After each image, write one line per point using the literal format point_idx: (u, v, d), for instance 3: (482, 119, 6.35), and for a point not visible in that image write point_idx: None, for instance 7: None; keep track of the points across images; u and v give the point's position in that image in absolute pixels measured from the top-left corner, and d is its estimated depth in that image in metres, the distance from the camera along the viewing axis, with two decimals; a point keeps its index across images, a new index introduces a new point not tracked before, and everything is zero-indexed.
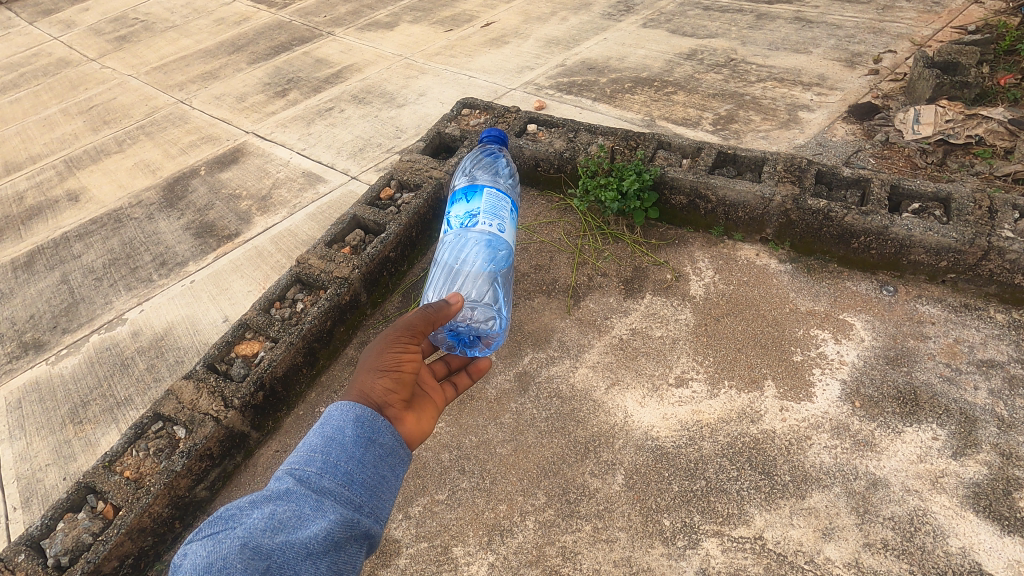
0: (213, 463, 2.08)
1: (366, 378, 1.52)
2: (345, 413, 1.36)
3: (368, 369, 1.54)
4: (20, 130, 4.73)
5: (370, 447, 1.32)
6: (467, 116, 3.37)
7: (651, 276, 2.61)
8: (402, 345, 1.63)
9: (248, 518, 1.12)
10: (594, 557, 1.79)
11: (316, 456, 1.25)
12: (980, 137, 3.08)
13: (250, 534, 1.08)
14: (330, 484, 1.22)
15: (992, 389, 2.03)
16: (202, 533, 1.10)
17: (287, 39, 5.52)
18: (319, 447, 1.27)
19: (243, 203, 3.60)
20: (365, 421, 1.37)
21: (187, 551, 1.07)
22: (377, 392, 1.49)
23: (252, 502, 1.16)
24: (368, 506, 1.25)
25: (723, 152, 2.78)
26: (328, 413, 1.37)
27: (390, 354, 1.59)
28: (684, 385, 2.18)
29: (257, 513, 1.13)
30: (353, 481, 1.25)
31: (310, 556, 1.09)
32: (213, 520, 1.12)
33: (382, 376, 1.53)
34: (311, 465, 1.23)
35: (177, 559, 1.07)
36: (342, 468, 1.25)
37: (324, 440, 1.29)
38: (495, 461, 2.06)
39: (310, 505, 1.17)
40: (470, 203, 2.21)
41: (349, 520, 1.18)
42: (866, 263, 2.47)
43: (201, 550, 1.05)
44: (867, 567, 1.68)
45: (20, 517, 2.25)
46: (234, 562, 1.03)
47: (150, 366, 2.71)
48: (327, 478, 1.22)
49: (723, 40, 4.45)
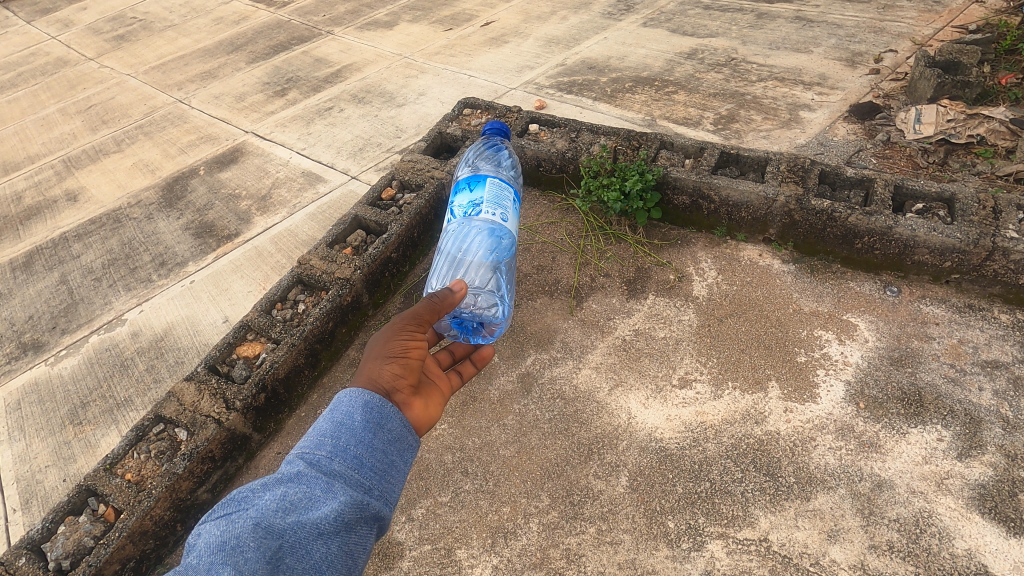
0: (215, 466, 2.07)
1: (374, 365, 1.51)
2: (354, 399, 1.36)
3: (375, 356, 1.53)
4: (19, 129, 4.72)
5: (379, 432, 1.32)
6: (468, 115, 3.36)
7: (654, 277, 2.60)
8: (409, 333, 1.62)
9: (260, 499, 1.12)
10: (599, 559, 1.78)
11: (327, 440, 1.25)
12: (982, 136, 3.07)
13: (262, 514, 1.09)
14: (341, 467, 1.22)
15: (996, 390, 2.02)
16: (215, 513, 1.10)
17: (286, 38, 5.50)
18: (328, 432, 1.27)
19: (243, 203, 3.59)
20: (375, 406, 1.36)
21: (200, 531, 1.09)
22: (386, 377, 1.48)
23: (263, 483, 1.16)
24: (378, 489, 1.25)
25: (726, 152, 2.77)
26: (338, 399, 1.36)
27: (397, 342, 1.57)
28: (688, 386, 2.18)
29: (269, 494, 1.13)
30: (363, 465, 1.25)
31: (322, 536, 1.10)
32: (225, 501, 1.12)
33: (390, 362, 1.52)
34: (321, 448, 1.23)
35: (192, 538, 1.08)
36: (351, 451, 1.25)
37: (334, 424, 1.29)
38: (498, 463, 2.05)
39: (320, 487, 1.17)
40: (474, 192, 2.28)
41: (359, 502, 1.18)
42: (870, 264, 2.46)
43: (215, 530, 1.07)
44: (873, 569, 1.68)
45: (20, 519, 2.24)
46: (246, 541, 1.05)
47: (150, 368, 2.70)
48: (337, 461, 1.22)
49: (724, 39, 4.45)
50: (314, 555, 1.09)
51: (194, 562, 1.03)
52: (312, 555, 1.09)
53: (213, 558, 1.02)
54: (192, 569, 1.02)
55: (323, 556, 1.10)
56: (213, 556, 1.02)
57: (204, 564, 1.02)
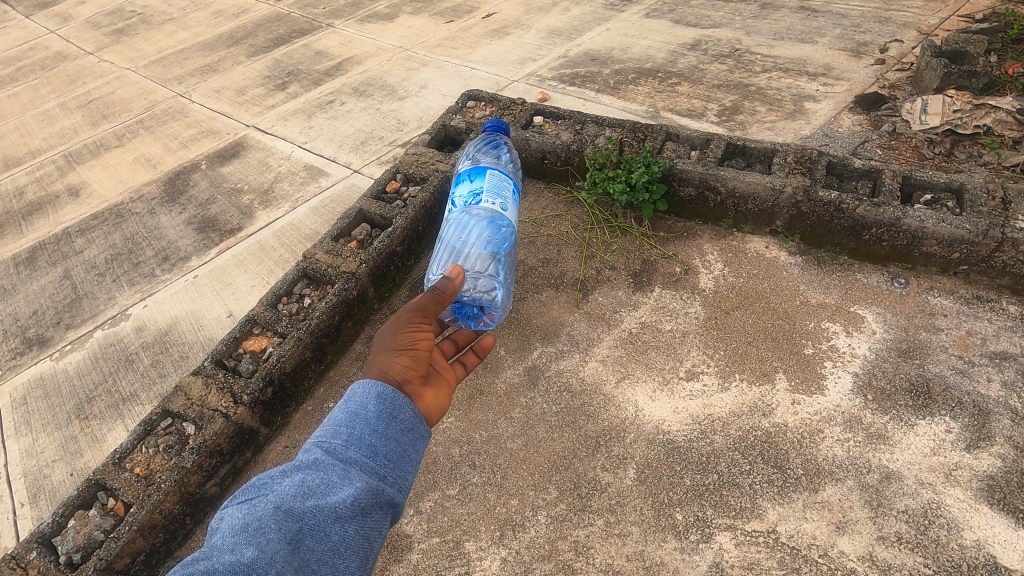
0: (223, 459, 2.07)
1: (384, 357, 1.50)
2: (368, 390, 1.35)
3: (384, 349, 1.52)
4: (19, 125, 4.70)
5: (392, 421, 1.31)
6: (472, 108, 3.35)
7: (660, 270, 2.59)
8: (416, 325, 1.61)
9: (279, 486, 1.15)
10: (607, 551, 1.79)
11: (342, 429, 1.26)
12: (988, 127, 3.04)
13: (282, 499, 1.12)
14: (356, 455, 1.22)
15: (1005, 381, 2.02)
16: (238, 498, 1.15)
17: (286, 31, 5.46)
18: (343, 421, 1.27)
19: (245, 197, 3.58)
20: (388, 397, 1.35)
21: (224, 515, 1.13)
22: (396, 369, 1.48)
23: (282, 470, 1.19)
24: (392, 476, 1.25)
25: (732, 144, 2.76)
26: (351, 390, 1.36)
27: (405, 334, 1.57)
28: (695, 378, 2.17)
29: (288, 480, 1.16)
30: (378, 453, 1.25)
31: (339, 520, 1.12)
32: (247, 487, 1.17)
33: (400, 355, 1.52)
34: (337, 437, 1.24)
35: (216, 521, 1.13)
36: (366, 440, 1.25)
37: (349, 414, 1.29)
38: (505, 456, 2.05)
39: (337, 473, 1.19)
40: (474, 182, 2.31)
41: (374, 488, 1.19)
42: (877, 255, 2.45)
43: (238, 512, 1.11)
44: (881, 560, 1.68)
45: (28, 513, 2.25)
46: (268, 523, 1.08)
47: (155, 363, 2.70)
48: (352, 450, 1.23)
49: (728, 29, 4.41)
50: (332, 538, 1.11)
51: (219, 543, 1.07)
52: (331, 538, 1.11)
53: (236, 538, 1.06)
54: (218, 549, 1.06)
55: (341, 539, 1.12)
56: (237, 537, 1.06)
57: (229, 544, 1.05)
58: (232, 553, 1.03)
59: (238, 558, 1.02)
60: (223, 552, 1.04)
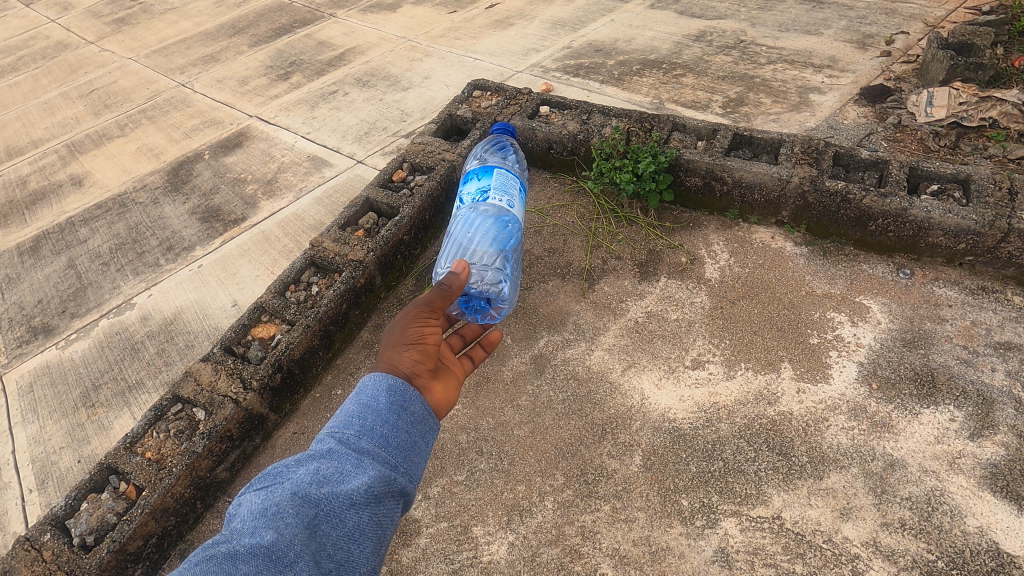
0: (233, 445, 2.09)
1: (393, 351, 1.50)
2: (379, 382, 1.36)
3: (394, 343, 1.53)
4: (21, 114, 4.68)
5: (403, 413, 1.33)
6: (478, 97, 3.35)
7: (665, 260, 2.60)
8: (424, 320, 1.62)
9: (295, 474, 1.16)
10: (614, 536, 1.81)
11: (354, 420, 1.27)
12: (994, 119, 3.02)
13: (298, 485, 1.13)
14: (369, 445, 1.24)
15: (1010, 371, 2.03)
16: (254, 485, 1.16)
17: (288, 21, 5.44)
18: (356, 413, 1.29)
19: (248, 187, 3.58)
20: (398, 389, 1.37)
21: (241, 501, 1.14)
22: (405, 363, 1.48)
23: (297, 459, 1.20)
24: (403, 466, 1.26)
25: (739, 134, 2.75)
26: (363, 382, 1.37)
27: (413, 328, 1.57)
28: (700, 367, 2.19)
29: (303, 468, 1.17)
30: (388, 444, 1.26)
31: (354, 506, 1.14)
32: (263, 475, 1.18)
33: (409, 349, 1.52)
34: (351, 428, 1.25)
35: (233, 508, 1.14)
36: (378, 430, 1.26)
37: (360, 406, 1.30)
38: (512, 443, 2.07)
39: (350, 462, 1.20)
40: (482, 180, 2.33)
41: (386, 477, 1.20)
42: (883, 246, 2.46)
43: (256, 499, 1.11)
44: (884, 545, 1.70)
45: (37, 498, 2.27)
46: (286, 508, 1.09)
47: (160, 352, 2.71)
48: (365, 440, 1.24)
49: (733, 21, 4.39)
50: (347, 523, 1.12)
51: (239, 526, 1.08)
52: (346, 523, 1.13)
53: (255, 522, 1.07)
54: (237, 533, 1.07)
55: (355, 525, 1.13)
56: (255, 521, 1.07)
57: (248, 528, 1.06)
58: (251, 536, 1.05)
59: (258, 541, 1.04)
60: (243, 535, 1.05)
